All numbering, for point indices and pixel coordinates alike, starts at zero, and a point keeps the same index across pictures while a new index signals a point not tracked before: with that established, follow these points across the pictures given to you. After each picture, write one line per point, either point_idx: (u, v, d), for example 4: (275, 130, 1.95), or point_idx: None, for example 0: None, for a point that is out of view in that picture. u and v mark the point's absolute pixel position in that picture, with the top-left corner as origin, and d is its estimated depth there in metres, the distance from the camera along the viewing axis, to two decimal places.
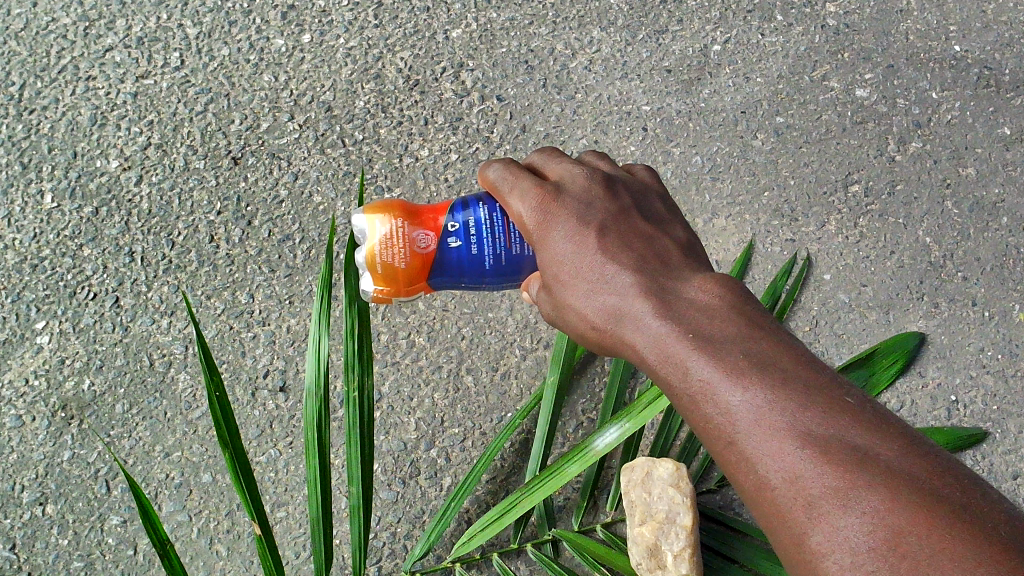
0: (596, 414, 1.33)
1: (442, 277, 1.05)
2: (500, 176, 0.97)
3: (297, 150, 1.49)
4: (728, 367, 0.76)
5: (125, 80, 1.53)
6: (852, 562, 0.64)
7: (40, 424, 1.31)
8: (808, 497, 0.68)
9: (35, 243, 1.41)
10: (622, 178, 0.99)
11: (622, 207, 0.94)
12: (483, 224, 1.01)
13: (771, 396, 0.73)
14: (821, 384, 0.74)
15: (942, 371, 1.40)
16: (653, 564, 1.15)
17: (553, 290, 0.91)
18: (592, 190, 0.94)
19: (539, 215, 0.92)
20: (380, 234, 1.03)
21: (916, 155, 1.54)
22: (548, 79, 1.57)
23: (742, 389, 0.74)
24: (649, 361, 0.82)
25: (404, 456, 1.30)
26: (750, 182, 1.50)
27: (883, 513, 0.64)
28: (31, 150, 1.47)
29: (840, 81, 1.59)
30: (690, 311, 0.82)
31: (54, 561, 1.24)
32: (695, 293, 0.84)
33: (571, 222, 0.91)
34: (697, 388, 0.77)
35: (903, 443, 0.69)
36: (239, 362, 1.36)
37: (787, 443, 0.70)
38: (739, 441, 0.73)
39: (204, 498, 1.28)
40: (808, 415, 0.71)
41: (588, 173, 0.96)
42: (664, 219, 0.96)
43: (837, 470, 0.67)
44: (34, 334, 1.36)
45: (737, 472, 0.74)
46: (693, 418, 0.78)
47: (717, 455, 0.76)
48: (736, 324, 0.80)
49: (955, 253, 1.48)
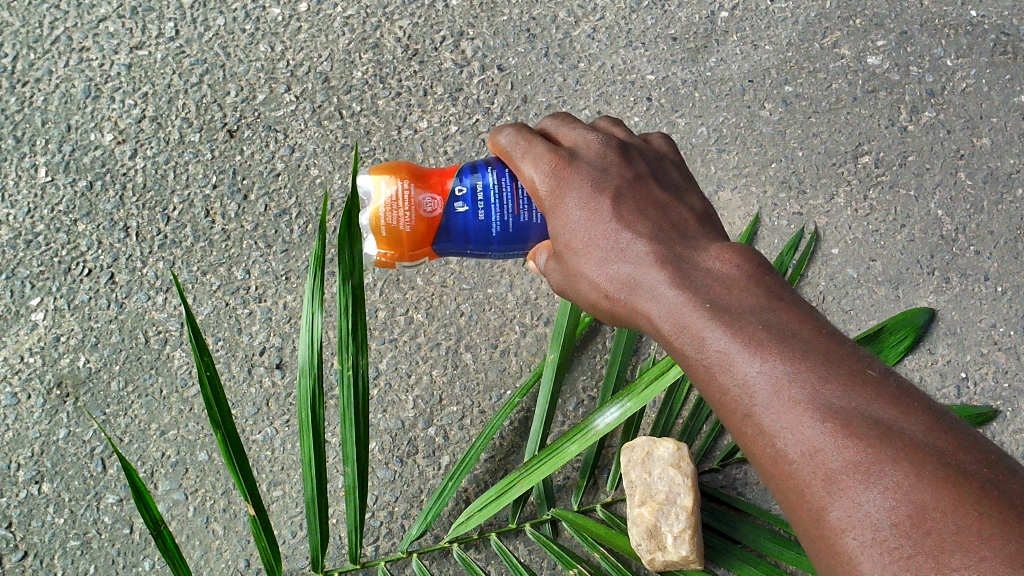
0: (596, 391, 1.30)
1: (448, 243, 1.02)
2: (511, 141, 0.93)
3: (294, 123, 1.46)
4: (747, 339, 0.73)
5: (119, 51, 1.49)
6: (874, 538, 0.61)
7: (35, 402, 1.29)
8: (828, 471, 0.65)
9: (28, 218, 1.38)
10: (637, 146, 0.95)
11: (637, 174, 0.91)
12: (491, 190, 0.98)
13: (790, 368, 0.70)
14: (843, 358, 0.71)
15: (952, 348, 1.37)
16: (653, 544, 1.12)
17: (564, 258, 0.88)
18: (606, 156, 0.91)
19: (551, 180, 0.89)
20: (385, 196, 1.00)
21: (929, 125, 1.50)
22: (550, 47, 1.53)
23: (760, 360, 0.71)
24: (663, 331, 0.79)
25: (401, 434, 1.28)
26: (757, 154, 1.47)
27: (907, 488, 0.61)
28: (24, 123, 1.44)
29: (851, 49, 1.54)
30: (707, 280, 0.79)
31: (50, 540, 1.23)
32: (712, 262, 0.81)
33: (585, 188, 0.87)
34: (714, 359, 0.74)
35: (927, 417, 0.66)
36: (236, 339, 1.34)
37: (807, 415, 0.67)
38: (756, 413, 0.71)
39: (200, 477, 1.27)
40: (829, 388, 0.68)
41: (602, 138, 0.92)
42: (679, 187, 0.93)
43: (859, 444, 0.64)
44: (29, 311, 1.34)
45: (754, 445, 0.71)
46: (708, 390, 0.75)
47: (733, 428, 0.74)
48: (755, 294, 0.77)
49: (968, 226, 1.44)
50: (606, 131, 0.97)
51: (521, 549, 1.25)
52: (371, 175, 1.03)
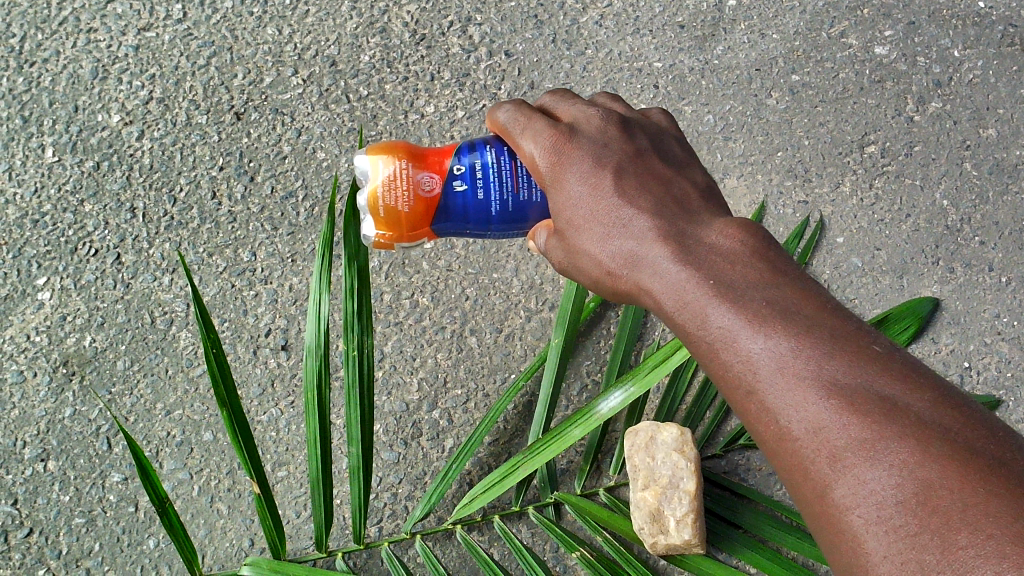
0: (600, 376, 1.31)
1: (447, 223, 1.00)
2: (511, 117, 0.93)
3: (300, 106, 1.46)
4: (751, 315, 0.73)
5: (126, 32, 1.50)
6: (879, 516, 0.61)
7: (41, 380, 1.30)
8: (833, 448, 0.65)
9: (35, 198, 1.39)
10: (638, 121, 0.95)
11: (638, 149, 0.91)
12: (490, 168, 0.97)
13: (794, 344, 0.70)
14: (847, 334, 0.71)
15: (956, 337, 1.37)
16: (656, 529, 1.13)
17: (565, 234, 0.88)
18: (608, 131, 0.91)
19: (552, 155, 0.89)
20: (383, 175, 0.98)
21: (935, 115, 1.50)
22: (557, 34, 1.53)
23: (764, 336, 0.72)
24: (667, 308, 0.79)
25: (406, 417, 1.28)
26: (764, 143, 1.47)
27: (912, 466, 0.61)
28: (31, 103, 1.44)
29: (858, 39, 1.54)
30: (712, 257, 0.79)
31: (55, 517, 1.24)
32: (717, 238, 0.81)
33: (586, 163, 0.87)
34: (718, 336, 0.74)
35: (933, 393, 0.66)
36: (241, 321, 1.34)
37: (811, 393, 0.68)
38: (760, 390, 0.71)
39: (205, 456, 1.28)
40: (833, 364, 0.68)
41: (603, 113, 0.92)
42: (681, 162, 0.93)
43: (864, 421, 0.65)
44: (35, 291, 1.34)
45: (758, 422, 0.71)
46: (712, 367, 0.76)
47: (736, 405, 0.74)
48: (759, 271, 0.77)
49: (973, 217, 1.44)
50: (605, 106, 0.97)
51: (523, 532, 1.25)
52: (365, 153, 1.00)
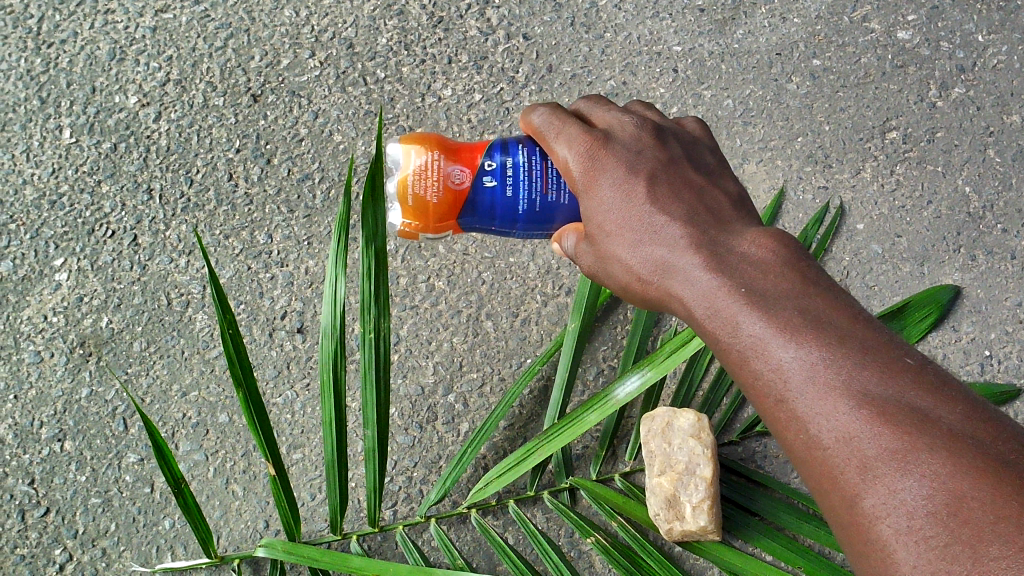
0: (616, 362, 1.30)
1: (473, 218, 1.00)
2: (544, 121, 0.92)
3: (317, 89, 1.46)
4: (782, 323, 0.72)
5: (144, 14, 1.49)
6: (909, 526, 0.60)
7: (58, 360, 1.30)
8: (863, 458, 0.64)
9: (53, 178, 1.39)
10: (671, 129, 0.94)
11: (671, 157, 0.90)
12: (521, 167, 0.96)
13: (825, 354, 0.69)
14: (880, 345, 0.70)
15: (976, 326, 1.36)
16: (671, 515, 1.12)
17: (597, 240, 0.87)
18: (641, 138, 0.90)
19: (586, 161, 0.87)
20: (414, 165, 0.97)
21: (958, 101, 1.48)
22: (576, 17, 1.52)
23: (795, 345, 0.70)
24: (697, 315, 0.78)
25: (421, 401, 1.28)
26: (784, 128, 1.45)
27: (944, 478, 0.60)
28: (49, 84, 1.44)
29: (881, 23, 1.52)
30: (743, 265, 0.78)
31: (72, 497, 1.24)
32: (748, 248, 0.80)
33: (619, 170, 0.86)
34: (749, 343, 0.73)
35: (965, 407, 0.65)
36: (257, 303, 1.34)
37: (842, 402, 0.66)
38: (790, 399, 0.70)
39: (220, 438, 1.28)
40: (865, 375, 0.67)
41: (637, 121, 0.91)
42: (714, 171, 0.92)
43: (896, 431, 0.63)
44: (53, 271, 1.34)
45: (788, 431, 0.70)
46: (741, 375, 0.74)
47: (766, 414, 0.73)
48: (791, 281, 0.76)
49: (996, 204, 1.43)
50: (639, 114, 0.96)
51: (538, 516, 1.25)
52: (400, 143, 1.00)
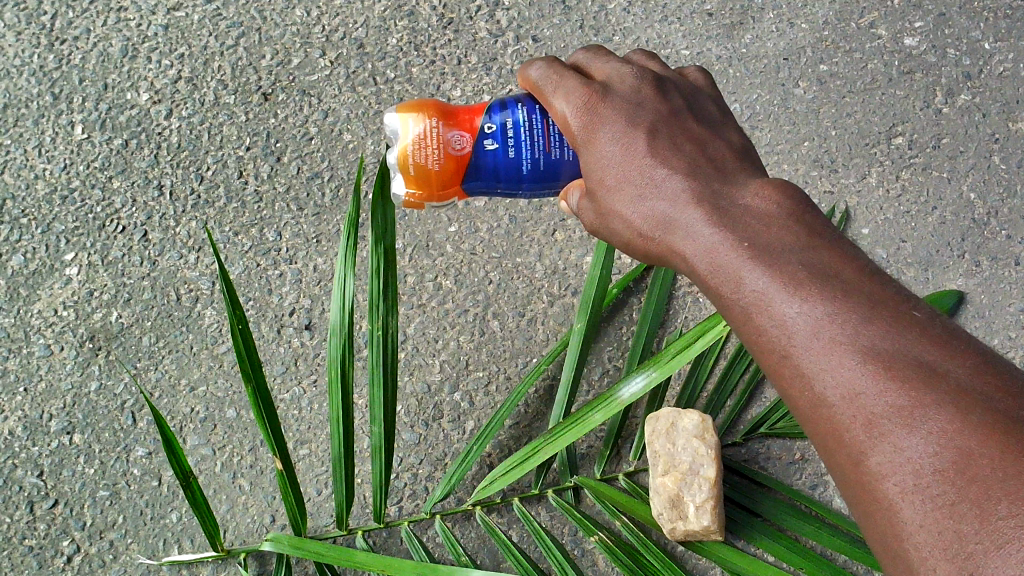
0: (621, 362, 1.31)
1: (477, 182, 1.00)
2: (543, 75, 0.90)
3: (328, 88, 1.48)
4: (787, 279, 0.70)
5: (157, 12, 1.51)
6: (915, 484, 0.59)
7: (68, 354, 1.31)
8: (868, 414, 0.62)
9: (64, 173, 1.40)
10: (674, 80, 0.92)
11: (673, 110, 0.87)
12: (521, 126, 0.96)
13: (830, 308, 0.67)
14: (886, 298, 0.67)
15: (980, 331, 1.35)
16: (675, 514, 1.13)
17: (597, 196, 0.85)
18: (642, 90, 0.87)
19: (586, 115, 0.85)
20: (412, 134, 0.97)
21: (964, 108, 1.47)
22: (585, 20, 1.53)
23: (800, 301, 0.69)
24: (700, 272, 0.77)
25: (428, 398, 1.29)
26: (790, 132, 1.46)
27: (951, 434, 0.58)
28: (62, 80, 1.45)
29: (888, 29, 1.52)
30: (747, 220, 0.76)
31: (80, 489, 1.25)
32: (753, 202, 0.78)
33: (620, 122, 0.84)
34: (752, 300, 0.72)
35: (974, 359, 0.63)
36: (266, 300, 1.35)
37: (847, 357, 0.65)
38: (795, 355, 0.68)
39: (228, 433, 1.28)
40: (871, 329, 0.65)
41: (637, 71, 0.89)
42: (718, 123, 0.90)
43: (902, 387, 0.61)
44: (63, 266, 1.35)
45: (791, 387, 0.69)
46: (745, 331, 0.73)
47: (770, 371, 0.71)
48: (796, 235, 0.74)
49: (1001, 211, 1.42)
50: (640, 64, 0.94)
51: (542, 515, 1.25)
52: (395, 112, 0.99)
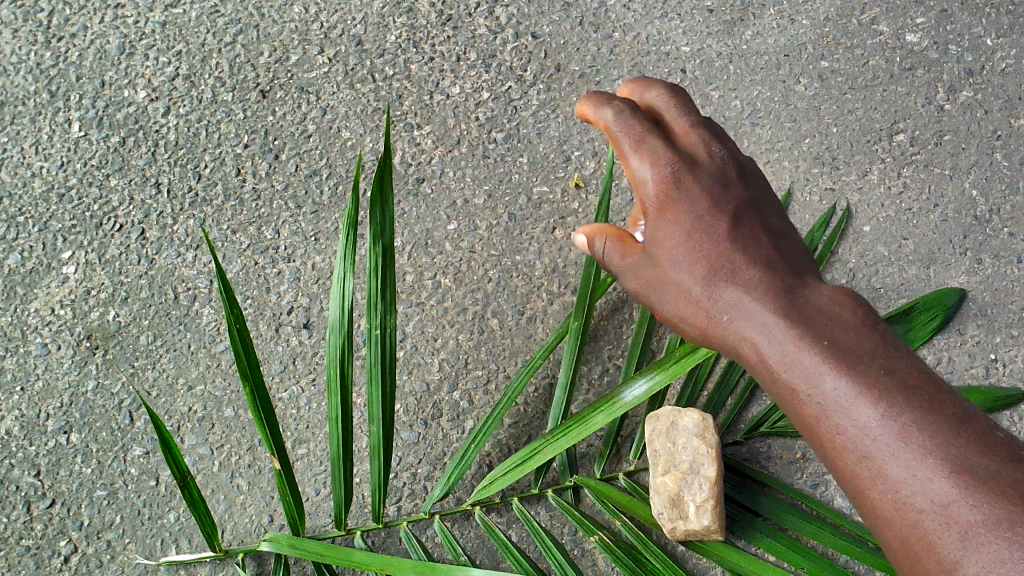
0: (622, 361, 1.30)
1: None
2: (620, 118, 0.91)
3: (326, 85, 1.47)
4: (870, 383, 0.71)
5: (153, 9, 1.50)
6: None
7: (65, 353, 1.30)
8: (959, 523, 0.64)
9: (61, 171, 1.40)
10: (745, 174, 0.95)
11: (744, 204, 0.91)
12: None
13: (918, 417, 0.68)
14: (967, 416, 0.69)
15: (983, 330, 1.32)
16: (675, 514, 1.13)
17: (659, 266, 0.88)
18: (723, 172, 0.92)
19: (667, 182, 0.88)
20: None
21: (966, 104, 1.46)
22: (585, 17, 1.53)
23: (883, 407, 0.70)
24: (773, 369, 0.77)
25: (427, 397, 1.28)
26: (790, 129, 1.45)
27: None
28: (59, 78, 1.45)
29: (890, 25, 1.51)
30: (825, 321, 0.77)
31: (77, 489, 1.24)
32: (829, 305, 0.79)
33: (699, 204, 0.88)
34: (830, 400, 0.72)
35: None
36: (264, 298, 1.34)
37: (937, 466, 0.66)
38: (876, 458, 0.69)
39: (226, 432, 1.27)
40: (959, 442, 0.66)
41: (722, 151, 0.94)
42: (780, 227, 0.92)
43: (993, 499, 0.63)
44: (60, 264, 1.35)
45: (869, 489, 0.69)
46: (816, 430, 0.73)
47: (841, 472, 0.72)
48: (874, 340, 0.75)
49: (1003, 208, 1.40)
50: (715, 132, 0.95)
51: (542, 514, 1.24)
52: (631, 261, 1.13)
